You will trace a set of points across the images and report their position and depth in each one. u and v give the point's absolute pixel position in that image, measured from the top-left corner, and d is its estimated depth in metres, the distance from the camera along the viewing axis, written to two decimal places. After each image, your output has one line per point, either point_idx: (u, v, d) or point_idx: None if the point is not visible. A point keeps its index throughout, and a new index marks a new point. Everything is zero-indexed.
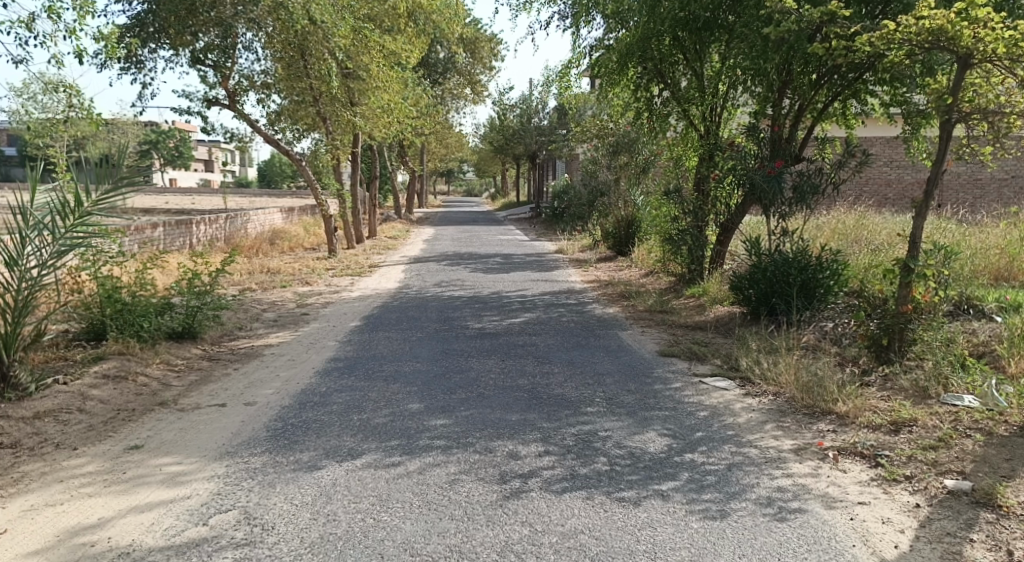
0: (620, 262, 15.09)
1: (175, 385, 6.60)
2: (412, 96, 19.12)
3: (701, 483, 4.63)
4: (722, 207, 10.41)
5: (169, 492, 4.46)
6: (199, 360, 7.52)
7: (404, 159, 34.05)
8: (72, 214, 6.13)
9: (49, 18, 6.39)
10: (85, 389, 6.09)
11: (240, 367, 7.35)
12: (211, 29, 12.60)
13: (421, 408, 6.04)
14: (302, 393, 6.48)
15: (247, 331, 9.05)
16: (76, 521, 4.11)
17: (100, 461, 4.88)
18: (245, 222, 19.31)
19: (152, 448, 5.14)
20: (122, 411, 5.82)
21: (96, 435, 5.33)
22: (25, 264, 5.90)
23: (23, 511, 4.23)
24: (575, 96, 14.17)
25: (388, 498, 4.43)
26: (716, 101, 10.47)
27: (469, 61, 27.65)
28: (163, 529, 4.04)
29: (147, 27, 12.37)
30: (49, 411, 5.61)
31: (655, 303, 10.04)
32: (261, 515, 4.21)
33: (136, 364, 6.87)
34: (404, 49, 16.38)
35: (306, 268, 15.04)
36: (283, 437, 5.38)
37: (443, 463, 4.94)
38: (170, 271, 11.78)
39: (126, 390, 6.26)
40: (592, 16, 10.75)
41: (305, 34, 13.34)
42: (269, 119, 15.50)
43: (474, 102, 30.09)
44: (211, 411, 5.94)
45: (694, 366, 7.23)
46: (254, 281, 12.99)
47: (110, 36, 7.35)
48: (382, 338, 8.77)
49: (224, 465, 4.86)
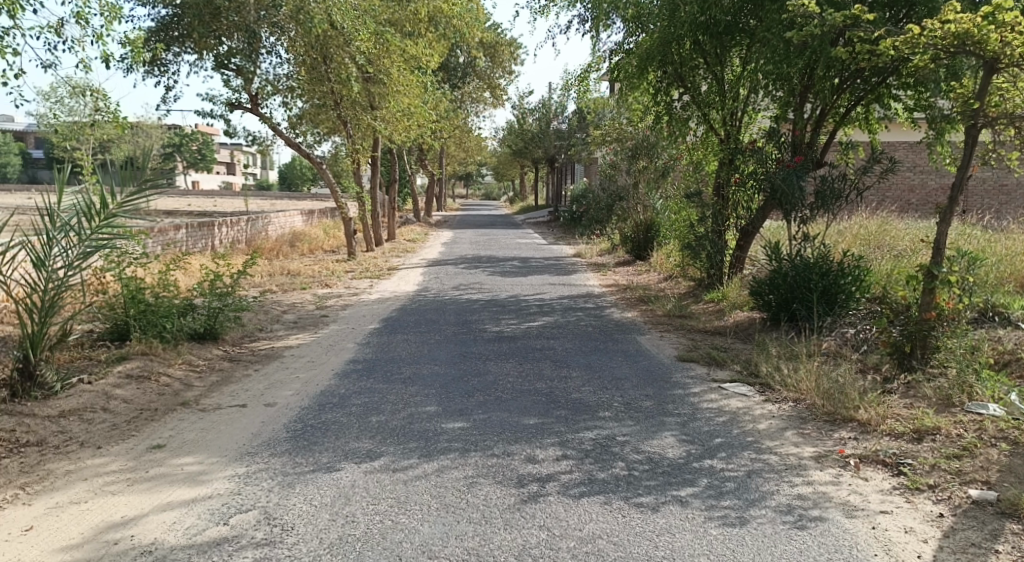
0: (639, 266, 15.07)
1: (198, 386, 6.67)
2: (432, 100, 19.21)
3: (721, 490, 4.61)
4: (742, 211, 10.34)
5: (190, 491, 4.51)
6: (221, 360, 7.58)
7: (422, 163, 34.22)
8: (98, 216, 6.22)
9: (77, 23, 6.49)
10: (109, 389, 6.16)
11: (262, 368, 7.41)
12: (235, 33, 12.81)
13: (438, 410, 6.05)
14: (322, 395, 6.52)
15: (267, 332, 9.12)
16: (100, 520, 4.16)
17: (123, 460, 4.93)
18: (265, 224, 19.49)
19: (174, 447, 5.19)
20: (145, 411, 5.89)
21: (119, 435, 5.38)
22: (51, 265, 5.97)
23: (48, 509, 4.28)
24: (594, 100, 14.15)
25: (406, 500, 4.45)
26: (736, 106, 10.35)
27: (488, 65, 27.63)
28: (184, 528, 4.07)
29: (171, 31, 12.56)
30: (73, 410, 5.67)
31: (673, 308, 10.01)
32: (282, 515, 4.24)
33: (159, 364, 6.94)
34: (424, 54, 16.46)
35: (325, 270, 15.14)
36: (302, 438, 5.42)
37: (460, 465, 4.95)
38: (193, 273, 11.91)
39: (149, 390, 6.33)
40: (612, 20, 10.70)
41: (326, 39, 13.44)
42: (290, 122, 15.66)
43: (492, 106, 30.18)
44: (232, 412, 5.99)
45: (713, 371, 7.19)
46: (274, 283, 13.11)
47: (136, 41, 7.46)
48: (400, 340, 8.80)
49: (244, 465, 4.90)
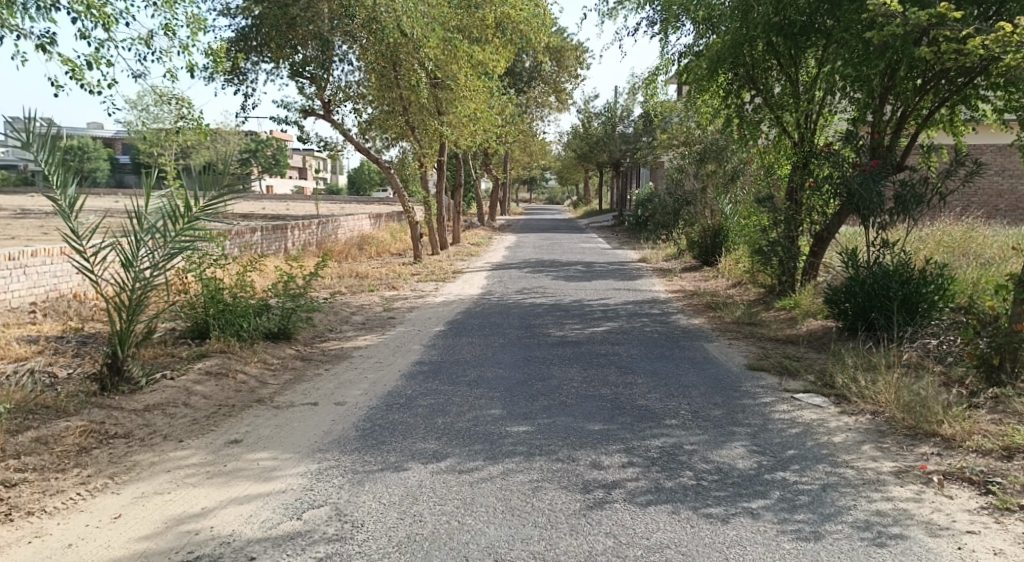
0: (707, 272, 14.83)
1: (271, 384, 6.85)
2: (498, 105, 19.32)
3: (794, 503, 4.48)
4: (817, 216, 10.06)
5: (264, 486, 4.63)
6: (293, 359, 7.77)
7: (488, 167, 34.47)
8: (181, 219, 6.43)
9: (165, 35, 6.76)
10: (190, 384, 6.38)
11: (331, 368, 7.57)
12: (310, 42, 13.14)
13: (503, 414, 6.07)
14: (389, 395, 6.62)
15: (336, 333, 9.32)
16: (180, 510, 4.30)
17: (203, 454, 5.10)
18: (335, 228, 19.94)
19: (249, 443, 5.35)
20: (223, 406, 6.08)
21: (198, 429, 5.57)
22: (139, 266, 6.26)
23: (135, 498, 4.45)
24: (663, 104, 13.99)
25: (472, 502, 4.47)
26: (812, 108, 10.01)
27: (554, 70, 27.58)
28: (260, 522, 4.18)
29: (249, 41, 13.04)
30: (156, 404, 5.89)
31: (743, 315, 9.81)
32: (352, 512, 4.32)
33: (236, 362, 7.17)
34: (491, 59, 16.55)
35: (392, 273, 15.38)
36: (371, 437, 5.51)
37: (526, 469, 4.95)
38: (268, 274, 12.27)
39: (227, 387, 6.54)
40: (681, 23, 10.58)
41: (396, 46, 13.64)
42: (360, 128, 15.98)
43: (558, 110, 30.19)
44: (303, 410, 6.14)
45: (785, 381, 7.01)
46: (343, 285, 13.38)
47: (219, 52, 7.72)
48: (464, 343, 8.85)
49: (316, 462, 5.01)
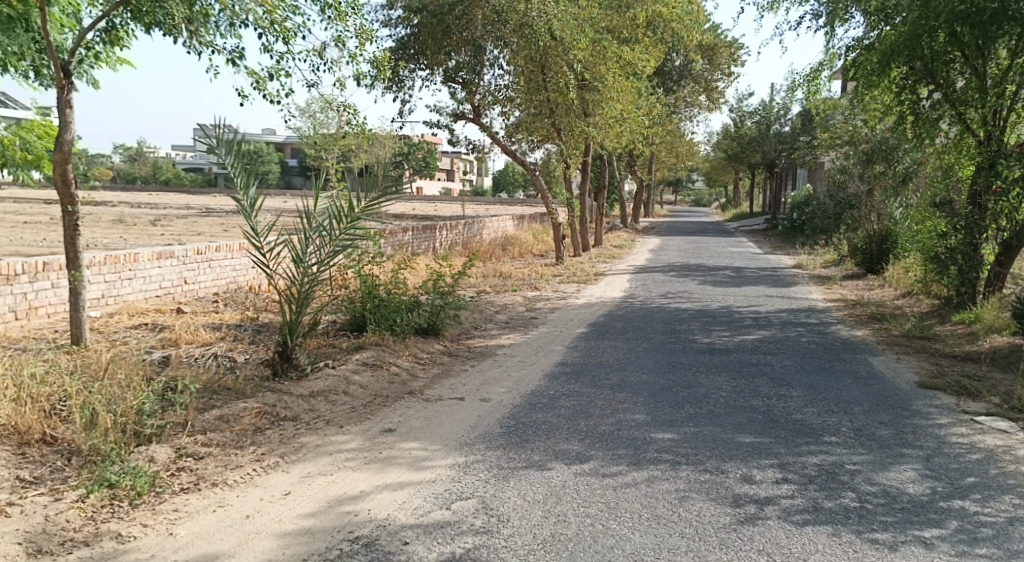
0: (870, 281, 13.91)
1: (421, 377, 7.07)
2: (646, 105, 19.05)
3: (974, 536, 4.08)
4: (1004, 222, 9.19)
5: (417, 474, 4.76)
6: (441, 355, 7.98)
7: (633, 169, 34.12)
8: (345, 218, 6.78)
9: (336, 46, 7.12)
10: (349, 374, 6.69)
11: (477, 364, 7.71)
12: (463, 48, 13.54)
13: (648, 419, 5.94)
14: (533, 394, 6.65)
15: (481, 330, 9.49)
16: (341, 491, 4.49)
17: (361, 440, 5.33)
18: (480, 228, 20.39)
19: (402, 432, 5.53)
20: (378, 396, 6.33)
21: (357, 416, 5.82)
22: (307, 262, 6.60)
23: (302, 476, 4.69)
24: (825, 101, 13.25)
25: (617, 507, 4.39)
26: (1002, 104, 9.20)
27: (706, 68, 26.96)
28: (413, 509, 4.30)
29: (407, 49, 13.76)
30: (321, 391, 6.22)
31: (912, 328, 9.10)
32: (498, 506, 4.36)
33: (389, 354, 7.45)
34: (641, 59, 16.30)
35: (535, 273, 15.50)
36: (516, 435, 5.55)
37: (672, 478, 4.81)
38: (418, 272, 12.71)
39: (381, 377, 6.80)
40: (850, 14, 9.95)
41: (546, 49, 13.69)
42: (507, 131, 16.24)
43: (709, 110, 29.40)
44: (451, 404, 6.28)
45: (962, 402, 6.42)
46: (488, 284, 13.63)
47: (383, 61, 8.06)
48: (607, 346, 8.76)
49: (465, 455, 5.10)
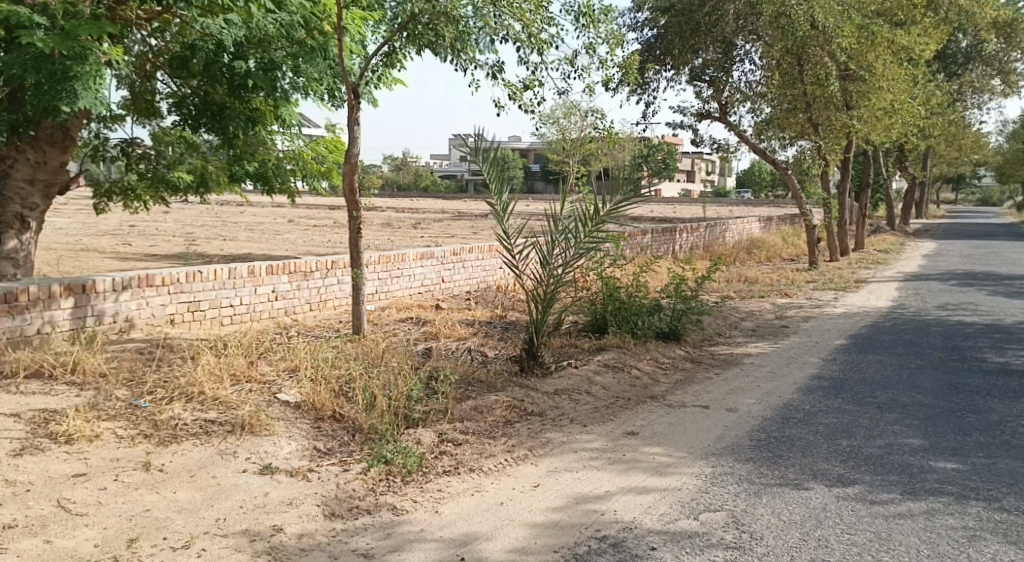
0: None
1: (663, 382, 6.89)
2: (922, 94, 17.20)
3: None
4: None
5: (662, 481, 4.61)
6: (683, 360, 7.73)
7: (902, 166, 30.98)
8: (590, 222, 6.75)
9: (587, 54, 7.16)
10: (592, 374, 6.70)
11: (722, 372, 7.36)
12: (712, 45, 13.11)
13: (924, 445, 5.26)
14: (786, 407, 6.19)
15: (726, 337, 9.07)
16: (586, 490, 4.46)
17: (604, 440, 5.29)
18: (725, 230, 19.65)
19: (645, 436, 5.40)
20: (619, 399, 6.27)
21: (599, 417, 5.80)
22: (552, 266, 6.68)
23: (549, 471, 4.73)
24: None
25: (889, 538, 3.91)
26: None
27: (1002, 48, 23.75)
28: (659, 515, 4.15)
29: (653, 50, 13.71)
30: (565, 389, 6.27)
31: None
32: (751, 523, 4.07)
33: (630, 357, 7.34)
34: (919, 43, 14.71)
35: (786, 279, 14.58)
36: (768, 449, 5.18)
37: (957, 513, 4.19)
38: (661, 275, 12.48)
39: (623, 380, 6.73)
40: None
41: (805, 40, 12.80)
42: (758, 129, 15.46)
43: (1001, 96, 25.88)
44: (696, 411, 6.04)
45: None
46: (734, 290, 13.04)
47: (633, 65, 7.98)
48: (872, 360, 7.95)
49: (712, 466, 4.86)
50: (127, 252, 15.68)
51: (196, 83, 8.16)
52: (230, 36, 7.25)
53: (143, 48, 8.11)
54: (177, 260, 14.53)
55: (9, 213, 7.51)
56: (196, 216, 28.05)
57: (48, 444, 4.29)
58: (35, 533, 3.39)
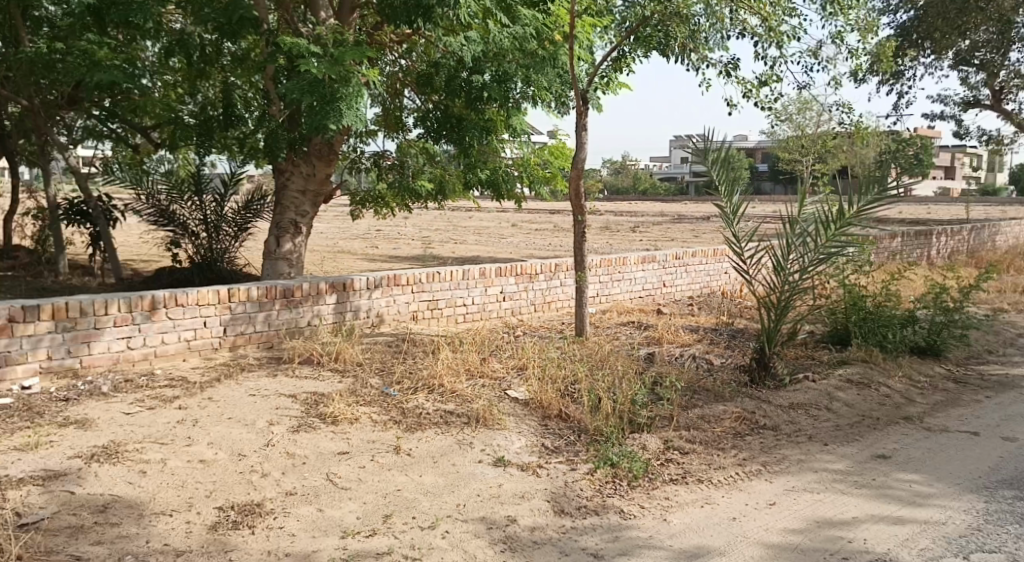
0: None
1: (920, 402, 6.29)
2: None
3: None
4: None
5: (920, 513, 4.22)
6: (944, 379, 7.00)
7: None
8: (833, 225, 6.27)
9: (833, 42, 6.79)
10: (834, 389, 6.29)
11: (994, 396, 6.56)
12: (984, 25, 12.21)
13: None
14: None
15: (998, 356, 8.08)
16: (831, 514, 4.20)
17: (849, 462, 4.95)
18: (992, 233, 17.55)
19: (899, 462, 4.98)
20: (867, 418, 5.83)
21: (844, 436, 5.43)
22: (789, 270, 6.31)
23: (788, 489, 4.51)
24: None
25: None
26: None
27: None
28: (918, 549, 3.81)
29: (909, 36, 12.77)
30: (803, 404, 5.95)
31: None
32: None
33: (879, 373, 6.78)
34: None
35: None
36: None
37: None
38: (915, 283, 11.41)
39: (871, 397, 6.25)
40: None
41: None
42: None
43: None
44: (960, 438, 5.45)
45: None
46: (1006, 301, 11.58)
47: (886, 52, 7.42)
48: None
49: (983, 501, 4.37)
50: (374, 253, 17.20)
51: (437, 97, 8.72)
52: (468, 52, 7.70)
53: (394, 69, 9.06)
54: (417, 262, 15.71)
55: (287, 219, 8.57)
56: (433, 221, 30.14)
57: (319, 424, 4.84)
58: (310, 502, 3.83)
